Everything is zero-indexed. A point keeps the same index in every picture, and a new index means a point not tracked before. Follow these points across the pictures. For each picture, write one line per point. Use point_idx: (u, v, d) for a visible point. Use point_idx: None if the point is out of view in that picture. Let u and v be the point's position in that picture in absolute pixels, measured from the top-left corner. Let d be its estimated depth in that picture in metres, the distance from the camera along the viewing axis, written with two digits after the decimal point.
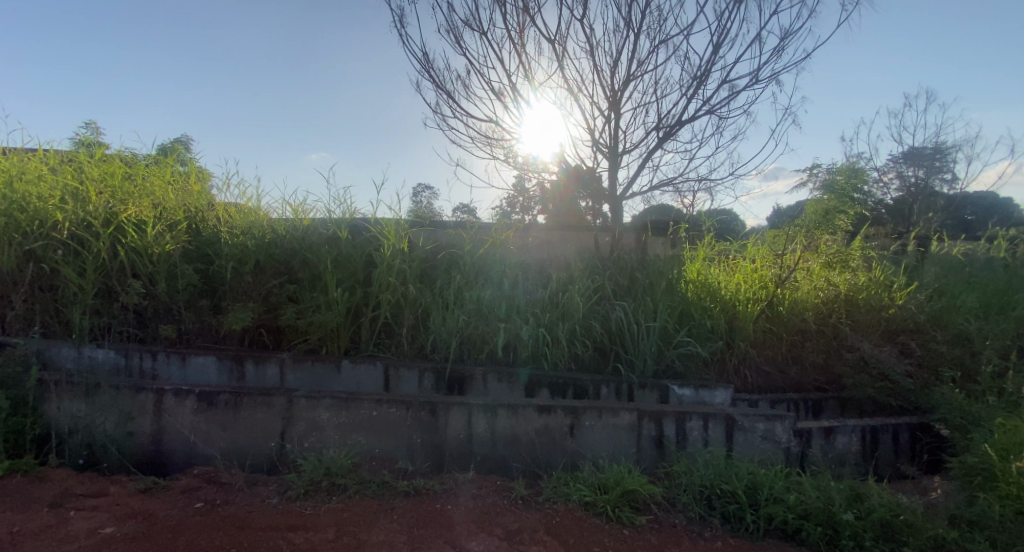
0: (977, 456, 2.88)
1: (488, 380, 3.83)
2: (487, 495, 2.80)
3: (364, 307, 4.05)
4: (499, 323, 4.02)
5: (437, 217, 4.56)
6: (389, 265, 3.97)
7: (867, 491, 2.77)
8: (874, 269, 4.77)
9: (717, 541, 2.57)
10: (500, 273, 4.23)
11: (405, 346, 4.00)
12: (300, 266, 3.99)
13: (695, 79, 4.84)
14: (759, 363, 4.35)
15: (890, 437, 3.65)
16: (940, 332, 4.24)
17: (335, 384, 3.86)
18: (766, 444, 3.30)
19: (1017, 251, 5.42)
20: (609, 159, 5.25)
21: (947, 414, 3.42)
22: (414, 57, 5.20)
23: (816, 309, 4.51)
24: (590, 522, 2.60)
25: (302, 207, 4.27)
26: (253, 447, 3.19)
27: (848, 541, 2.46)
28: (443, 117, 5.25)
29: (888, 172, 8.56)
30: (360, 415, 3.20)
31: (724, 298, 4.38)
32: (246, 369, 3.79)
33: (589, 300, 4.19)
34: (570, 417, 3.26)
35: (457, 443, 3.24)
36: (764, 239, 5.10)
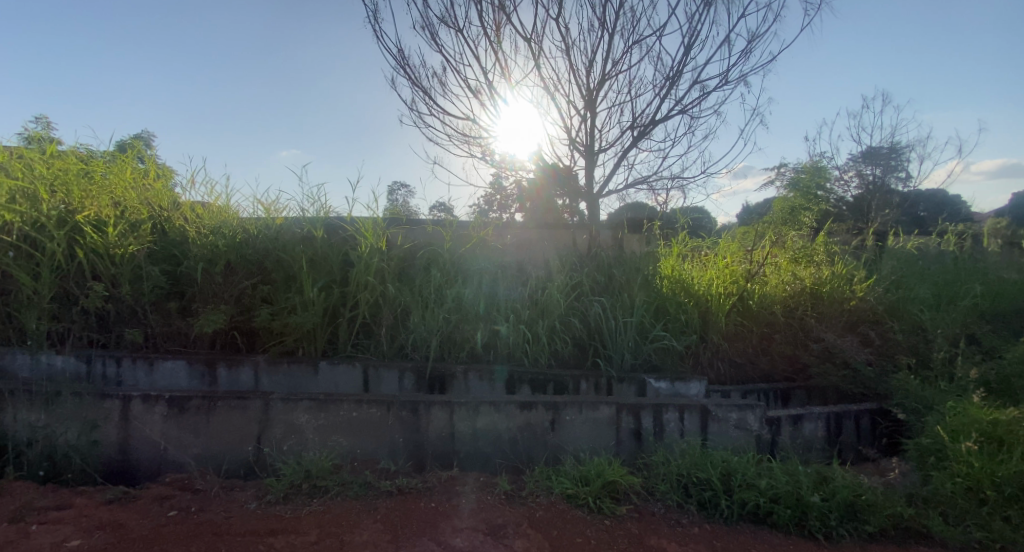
0: (931, 436, 3.05)
1: (469, 378, 3.85)
2: (470, 492, 2.82)
3: (341, 307, 4.00)
4: (479, 321, 4.05)
5: (414, 215, 4.57)
6: (367, 264, 3.94)
7: (833, 474, 2.88)
8: (838, 264, 4.97)
9: (694, 527, 2.65)
10: (479, 271, 4.24)
11: (384, 347, 3.97)
12: (273, 266, 3.90)
13: (668, 79, 4.96)
14: (732, 355, 4.49)
15: (854, 422, 3.82)
16: (898, 322, 4.46)
17: (312, 386, 3.81)
18: (739, 433, 3.42)
19: (965, 246, 5.74)
20: (585, 157, 5.31)
21: (905, 399, 3.61)
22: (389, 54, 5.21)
23: (784, 302, 4.66)
24: (572, 514, 2.65)
25: (275, 206, 4.19)
26: (228, 453, 3.11)
27: (816, 522, 2.58)
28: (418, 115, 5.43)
29: (848, 171, 8.93)
30: (339, 416, 3.16)
31: (698, 294, 4.48)
32: (220, 373, 3.70)
33: (569, 297, 4.25)
34: (552, 412, 3.31)
35: (439, 441, 3.23)
36: (734, 235, 5.35)
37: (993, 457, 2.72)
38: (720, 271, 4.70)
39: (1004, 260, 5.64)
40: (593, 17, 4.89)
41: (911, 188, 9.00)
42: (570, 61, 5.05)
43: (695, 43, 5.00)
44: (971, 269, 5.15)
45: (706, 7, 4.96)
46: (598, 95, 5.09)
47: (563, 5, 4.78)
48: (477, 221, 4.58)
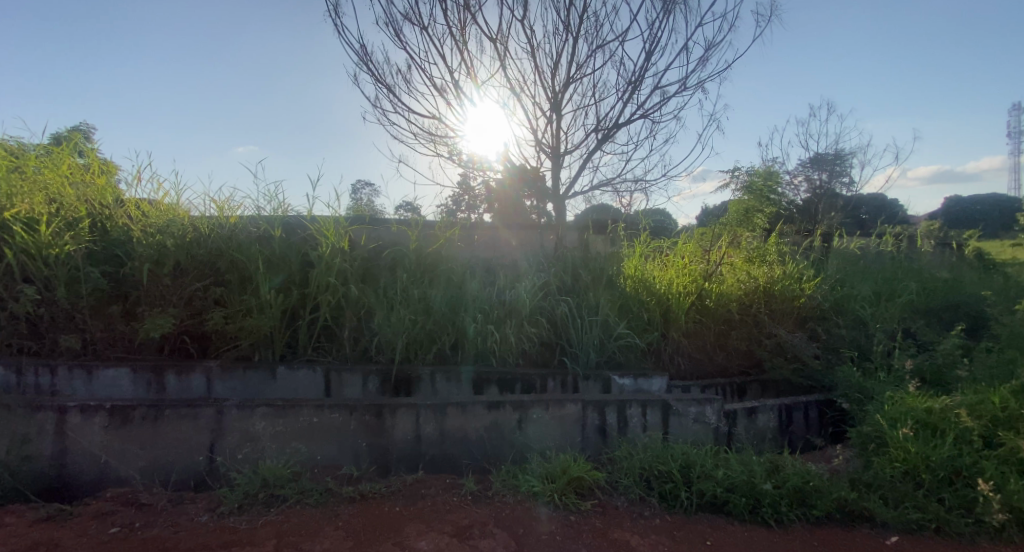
0: (871, 425, 3.22)
1: (436, 380, 3.82)
2: (435, 494, 2.78)
3: (300, 309, 3.88)
4: (445, 322, 4.02)
5: (378, 214, 4.49)
6: (328, 265, 3.84)
7: (784, 462, 2.99)
8: (789, 263, 5.19)
9: (656, 519, 2.70)
10: (445, 271, 4.20)
11: (347, 349, 3.89)
12: (227, 267, 3.74)
13: (630, 84, 5.06)
14: (692, 351, 4.65)
15: (803, 413, 4.00)
16: (842, 318, 4.72)
17: (270, 392, 3.68)
18: (698, 426, 3.52)
19: (901, 246, 6.13)
20: (551, 159, 5.35)
21: (849, 390, 3.81)
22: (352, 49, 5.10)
23: (740, 300, 4.80)
24: (539, 512, 2.66)
25: (229, 204, 4.01)
26: (178, 464, 2.95)
27: (768, 509, 2.68)
28: (383, 112, 5.31)
29: (797, 175, 9.35)
30: (299, 422, 3.05)
31: (660, 293, 4.59)
32: (168, 380, 3.52)
33: (537, 296, 4.23)
34: (519, 412, 3.31)
35: (404, 445, 3.17)
36: (693, 236, 5.50)
37: (928, 442, 2.90)
38: (679, 270, 4.82)
39: (936, 259, 6.05)
40: (558, 20, 4.93)
41: (854, 193, 9.51)
42: (535, 63, 5.08)
43: (656, 49, 5.13)
44: (906, 268, 5.51)
45: (665, 15, 5.10)
46: (563, 98, 5.13)
47: (528, 8, 4.80)
48: (443, 221, 4.53)
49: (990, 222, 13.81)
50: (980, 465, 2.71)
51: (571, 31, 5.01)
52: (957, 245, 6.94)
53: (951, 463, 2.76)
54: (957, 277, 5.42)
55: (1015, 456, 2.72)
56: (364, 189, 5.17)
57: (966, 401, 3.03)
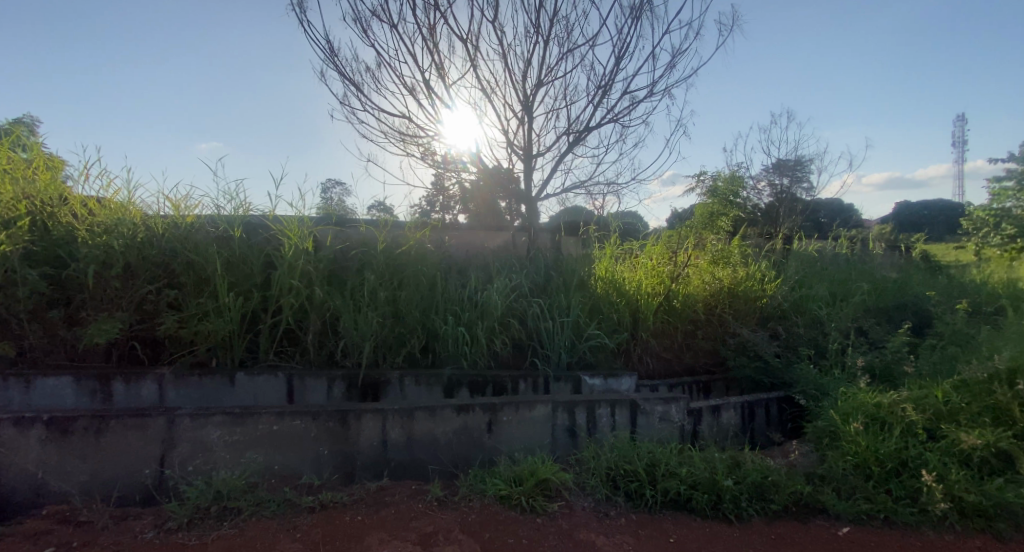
0: (826, 420, 3.33)
1: (405, 383, 3.77)
2: (399, 501, 2.72)
3: (262, 312, 3.75)
4: (414, 325, 3.98)
5: (348, 215, 4.43)
6: (291, 266, 3.71)
7: (744, 458, 3.06)
8: (750, 266, 5.35)
9: (621, 518, 2.71)
10: (416, 273, 4.10)
11: (311, 354, 3.80)
12: (183, 268, 3.58)
13: (600, 88, 5.11)
14: (660, 351, 4.72)
15: (764, 410, 4.10)
16: (801, 318, 4.88)
17: (227, 399, 3.54)
18: (663, 425, 3.58)
19: (855, 248, 6.39)
20: (523, 161, 5.34)
21: (807, 387, 3.93)
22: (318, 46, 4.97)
23: (705, 301, 4.91)
24: (505, 516, 2.64)
25: (185, 202, 3.85)
26: (123, 477, 2.80)
27: (729, 504, 2.73)
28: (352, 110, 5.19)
29: (760, 180, 9.61)
30: (258, 430, 2.94)
31: (629, 294, 4.64)
32: (115, 388, 3.34)
33: (508, 298, 4.20)
34: (489, 414, 3.28)
35: (369, 451, 3.10)
36: (661, 238, 5.60)
37: (877, 435, 3.03)
38: (648, 272, 4.90)
39: (887, 261, 6.33)
40: (528, 23, 4.94)
41: (813, 197, 9.83)
42: (506, 65, 5.07)
43: (625, 54, 5.21)
44: (860, 270, 5.74)
45: (633, 21, 5.18)
46: (534, 100, 5.14)
47: (499, 10, 4.79)
48: (413, 222, 4.47)
49: (936, 226, 14.60)
50: (924, 457, 2.84)
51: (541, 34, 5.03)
52: (905, 248, 7.28)
53: (898, 455, 2.88)
54: (905, 278, 5.69)
55: (956, 448, 2.87)
56: (332, 190, 5.05)
57: (912, 396, 3.17)
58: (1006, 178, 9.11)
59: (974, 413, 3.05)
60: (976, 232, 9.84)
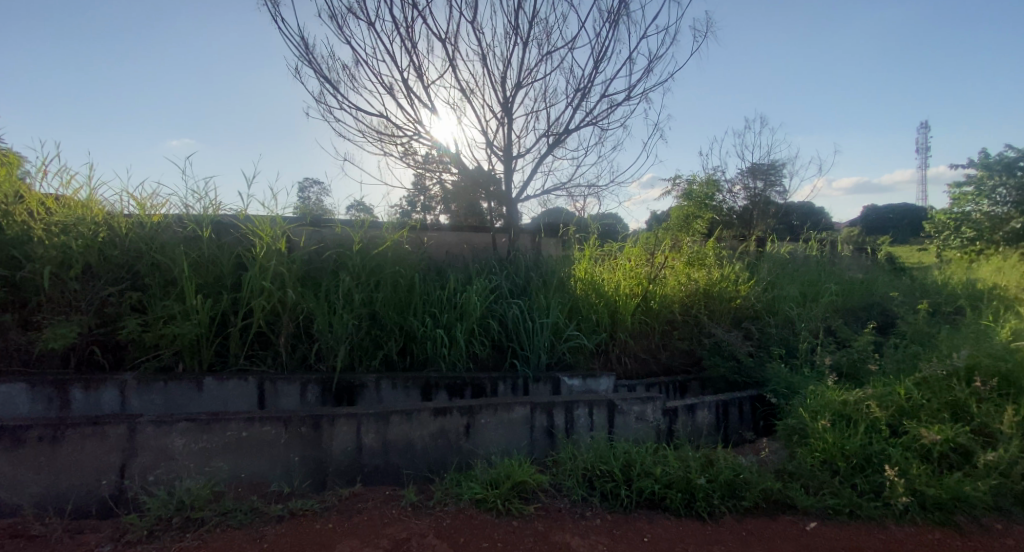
0: (796, 417, 3.40)
1: (382, 387, 3.72)
2: (372, 507, 2.67)
3: (232, 315, 3.64)
4: (391, 327, 3.95)
5: (324, 217, 4.38)
6: (263, 268, 3.61)
7: (717, 456, 3.10)
8: (725, 267, 5.45)
9: (597, 519, 2.72)
10: (393, 274, 4.03)
11: (284, 358, 3.72)
12: (148, 270, 3.47)
13: (580, 91, 5.14)
14: (638, 351, 4.75)
15: (738, 408, 4.16)
16: (773, 318, 4.99)
17: (194, 405, 3.43)
18: (639, 425, 3.60)
19: (825, 250, 6.56)
20: (503, 162, 5.33)
21: (778, 385, 4.01)
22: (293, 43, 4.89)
23: (682, 301, 4.99)
24: (481, 519, 2.62)
25: (152, 201, 3.73)
26: (80, 488, 2.68)
27: (702, 502, 2.76)
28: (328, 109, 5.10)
29: (735, 184, 9.79)
30: (226, 438, 2.86)
31: (608, 295, 4.67)
32: (73, 395, 3.22)
33: (487, 299, 4.19)
34: (467, 417, 3.25)
35: (343, 457, 3.04)
36: (639, 240, 5.66)
37: (843, 432, 3.11)
38: (626, 273, 4.94)
39: (854, 263, 6.52)
40: (507, 25, 4.94)
41: (786, 200, 10.05)
42: (485, 66, 5.06)
43: (603, 58, 5.25)
44: (829, 272, 5.89)
45: (611, 26, 5.24)
46: (514, 102, 5.14)
47: (477, 10, 4.78)
48: (391, 223, 4.41)
49: (901, 229, 15.12)
50: (887, 453, 2.92)
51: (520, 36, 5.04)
52: (872, 250, 7.51)
53: (863, 450, 2.96)
54: (871, 279, 5.86)
55: (917, 443, 2.96)
56: (308, 190, 4.96)
57: (875, 393, 3.26)
58: (966, 183, 9.49)
59: (934, 409, 3.16)
60: (938, 235, 10.22)
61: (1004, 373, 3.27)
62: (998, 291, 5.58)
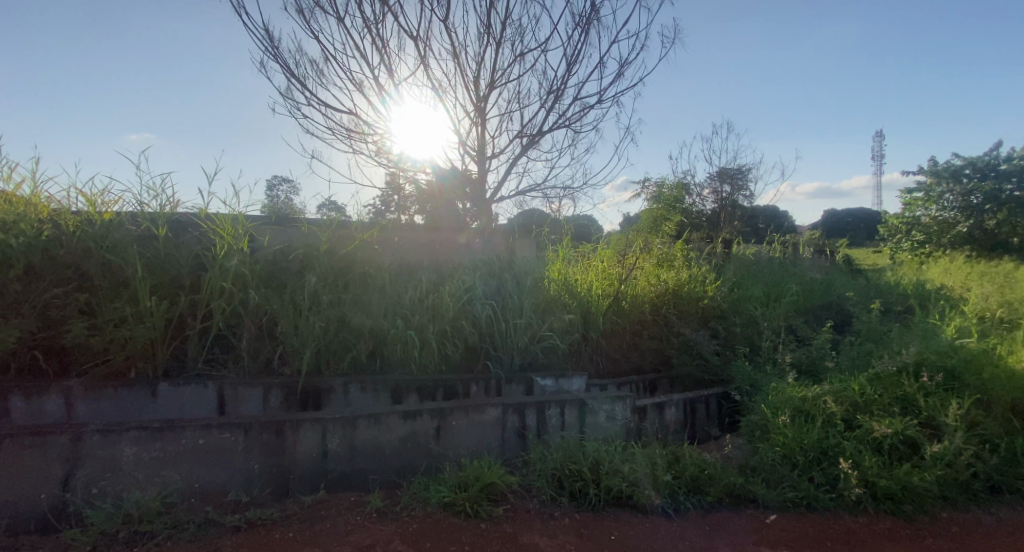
0: (758, 413, 3.49)
1: (350, 390, 3.63)
2: (336, 515, 2.61)
3: (190, 318, 3.50)
4: (361, 330, 3.83)
5: (292, 216, 4.25)
6: (223, 268, 3.47)
7: (683, 453, 3.15)
8: (693, 267, 5.57)
9: (565, 519, 2.72)
10: (362, 275, 3.95)
11: (246, 362, 3.60)
12: (98, 270, 3.30)
13: (553, 93, 5.18)
14: (609, 351, 4.79)
15: (705, 406, 4.25)
16: (738, 317, 5.11)
17: (148, 413, 3.29)
18: (610, 424, 3.63)
19: (787, 252, 6.77)
20: (476, 163, 5.31)
21: (742, 383, 4.11)
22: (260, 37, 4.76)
23: (652, 301, 5.06)
24: (448, 523, 2.59)
25: (103, 198, 3.55)
26: (19, 503, 2.53)
27: (668, 500, 2.79)
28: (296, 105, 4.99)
29: (704, 187, 10.03)
30: (181, 446, 2.74)
31: (580, 295, 4.70)
32: (13, 404, 3.04)
33: (460, 300, 4.15)
34: (437, 419, 3.21)
35: (307, 463, 2.96)
36: (611, 242, 5.73)
37: (801, 427, 3.18)
38: (598, 274, 5.00)
39: (814, 265, 6.76)
40: (480, 25, 4.94)
41: (752, 203, 10.32)
42: (458, 66, 5.04)
43: (575, 61, 5.31)
44: (791, 273, 6.09)
45: (584, 29, 5.31)
46: (487, 102, 5.13)
47: (449, 9, 4.76)
48: (361, 222, 4.30)
49: (858, 233, 15.78)
50: (842, 446, 3.00)
51: (493, 37, 5.03)
52: (831, 252, 7.80)
53: (820, 444, 3.04)
54: (830, 280, 6.08)
55: (869, 436, 3.07)
56: (278, 187, 4.82)
57: (832, 389, 3.38)
58: (917, 189, 9.98)
59: (885, 403, 3.29)
60: (891, 238, 10.71)
61: (948, 369, 3.44)
62: (944, 291, 5.87)
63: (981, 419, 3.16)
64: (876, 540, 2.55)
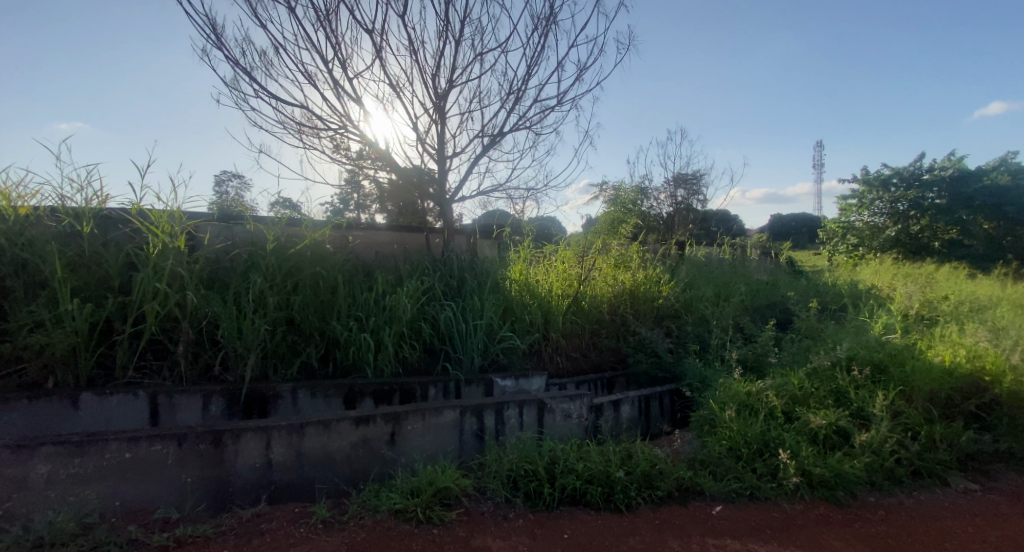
0: (706, 408, 3.59)
1: (299, 396, 3.49)
2: (278, 528, 2.50)
3: (119, 323, 3.27)
4: (312, 333, 3.72)
5: (238, 214, 4.09)
6: (157, 268, 3.25)
7: (636, 449, 3.19)
8: (649, 268, 5.69)
9: (519, 519, 2.70)
10: (313, 276, 3.80)
11: (184, 368, 3.40)
12: (11, 271, 3.04)
13: (513, 94, 5.18)
14: (569, 350, 4.80)
15: (658, 402, 4.34)
16: (691, 316, 5.26)
17: (70, 425, 3.06)
18: (567, 423, 3.66)
19: (735, 254, 7.04)
20: (436, 162, 5.23)
21: (693, 379, 4.23)
22: (203, 26, 4.53)
23: (609, 301, 5.14)
24: (399, 530, 2.52)
25: (20, 192, 3.28)
26: None
27: (621, 495, 2.83)
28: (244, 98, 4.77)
29: (660, 191, 10.29)
30: (105, 461, 2.56)
31: (540, 296, 4.71)
32: None
33: (419, 301, 4.05)
34: (391, 424, 3.13)
35: (248, 474, 2.81)
36: (570, 243, 5.78)
37: (746, 420, 3.32)
38: (557, 274, 5.03)
39: (760, 266, 7.06)
40: (439, 22, 4.88)
41: (705, 207, 10.66)
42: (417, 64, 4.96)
43: (535, 62, 5.33)
44: (739, 273, 6.33)
45: (543, 32, 5.34)
46: (446, 101, 5.07)
47: (407, 5, 4.67)
48: (312, 220, 4.15)
49: (800, 236, 16.64)
50: (782, 438, 3.15)
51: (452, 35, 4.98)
52: (776, 254, 8.17)
53: (762, 436, 3.19)
54: (774, 280, 6.36)
55: (807, 427, 3.22)
56: (227, 183, 4.63)
57: (774, 383, 3.52)
58: (851, 196, 10.60)
59: (821, 396, 3.45)
60: (829, 242, 11.34)
61: (877, 363, 3.65)
62: (875, 291, 6.24)
63: (905, 409, 3.36)
64: (813, 526, 2.67)
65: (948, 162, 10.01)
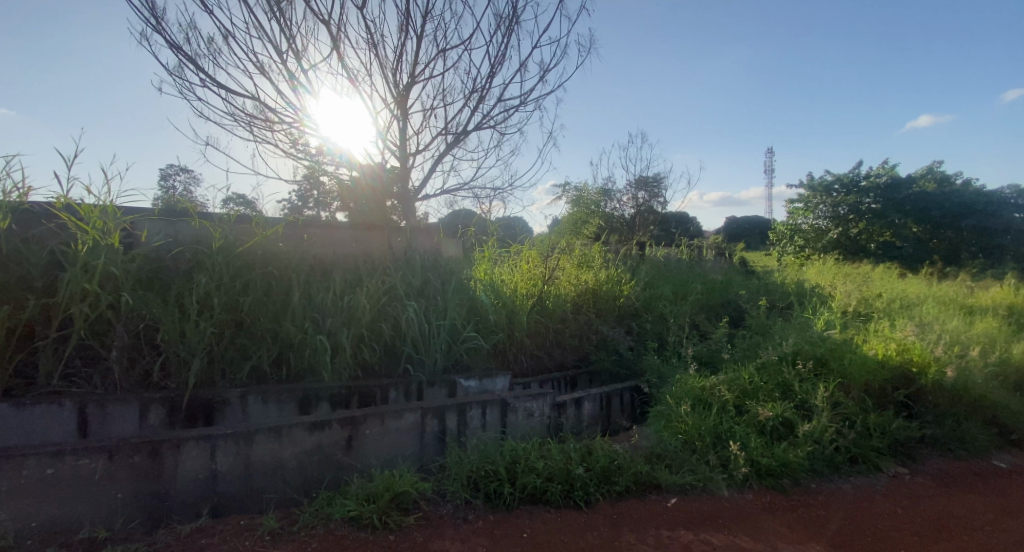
0: (663, 404, 3.64)
1: (249, 402, 3.32)
2: (221, 542, 2.35)
3: (44, 327, 3.02)
4: (263, 335, 3.54)
5: (182, 211, 3.85)
6: (87, 267, 3.01)
7: (596, 445, 3.18)
8: (611, 268, 5.74)
9: (479, 521, 2.64)
10: (264, 276, 3.62)
11: (119, 375, 3.17)
12: None
13: (478, 92, 5.13)
14: (531, 348, 4.69)
15: (619, 399, 4.37)
16: (650, 314, 5.35)
17: None
18: (530, 421, 3.62)
19: (692, 254, 7.22)
20: (398, 159, 5.11)
21: (649, 375, 4.30)
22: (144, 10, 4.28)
23: (574, 300, 5.13)
24: (353, 538, 2.41)
25: None
26: None
27: (580, 493, 2.81)
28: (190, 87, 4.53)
29: (622, 193, 10.45)
30: (23, 478, 2.34)
31: (504, 295, 4.66)
32: None
33: (378, 301, 3.93)
34: (348, 429, 3.01)
35: (190, 486, 2.64)
36: (535, 243, 5.75)
37: (701, 414, 3.39)
38: (521, 274, 5.00)
39: (715, 266, 7.26)
40: (399, 15, 4.76)
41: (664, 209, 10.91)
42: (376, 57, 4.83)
43: (499, 61, 5.29)
44: (696, 273, 6.49)
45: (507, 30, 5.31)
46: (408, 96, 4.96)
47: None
48: (264, 217, 3.96)
49: (751, 237, 17.29)
50: (733, 430, 3.23)
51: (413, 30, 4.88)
52: (729, 255, 8.44)
53: (715, 429, 3.25)
54: (728, 279, 6.55)
55: (756, 419, 3.30)
56: (173, 178, 4.37)
57: (726, 378, 3.61)
58: (798, 200, 11.09)
59: (770, 389, 3.55)
60: (779, 243, 11.82)
61: (817, 356, 3.79)
62: (819, 290, 6.53)
63: (842, 399, 3.47)
64: (758, 514, 2.71)
65: (884, 169, 10.61)
